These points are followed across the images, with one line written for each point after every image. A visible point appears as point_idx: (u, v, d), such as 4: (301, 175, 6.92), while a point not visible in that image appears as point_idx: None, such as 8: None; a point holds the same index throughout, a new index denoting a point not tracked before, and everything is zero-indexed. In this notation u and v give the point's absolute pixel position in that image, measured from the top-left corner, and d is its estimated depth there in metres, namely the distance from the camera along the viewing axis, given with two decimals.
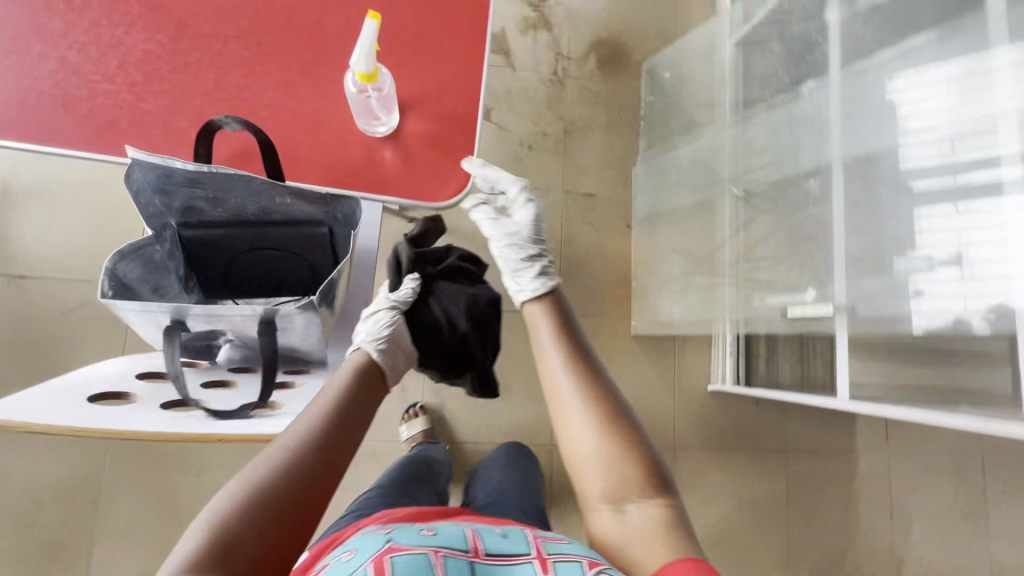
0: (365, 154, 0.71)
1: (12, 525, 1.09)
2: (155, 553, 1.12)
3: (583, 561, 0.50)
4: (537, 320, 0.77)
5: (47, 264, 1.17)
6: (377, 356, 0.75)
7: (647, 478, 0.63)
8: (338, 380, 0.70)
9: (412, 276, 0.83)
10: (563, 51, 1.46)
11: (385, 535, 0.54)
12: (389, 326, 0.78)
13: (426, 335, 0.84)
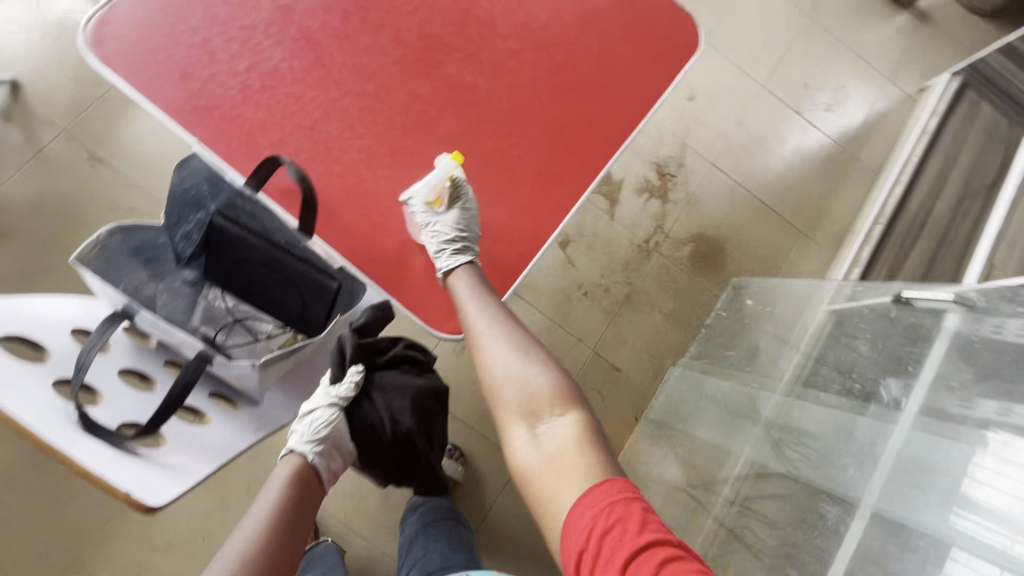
0: (396, 248, 0.71)
1: None
2: (26, 465, 1.08)
3: None
4: (466, 290, 0.73)
5: (124, 164, 1.25)
6: (319, 460, 0.78)
7: (553, 401, 0.65)
8: (288, 477, 0.74)
9: (355, 371, 0.79)
10: (665, 228, 1.46)
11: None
12: (331, 424, 0.78)
13: (365, 437, 0.81)
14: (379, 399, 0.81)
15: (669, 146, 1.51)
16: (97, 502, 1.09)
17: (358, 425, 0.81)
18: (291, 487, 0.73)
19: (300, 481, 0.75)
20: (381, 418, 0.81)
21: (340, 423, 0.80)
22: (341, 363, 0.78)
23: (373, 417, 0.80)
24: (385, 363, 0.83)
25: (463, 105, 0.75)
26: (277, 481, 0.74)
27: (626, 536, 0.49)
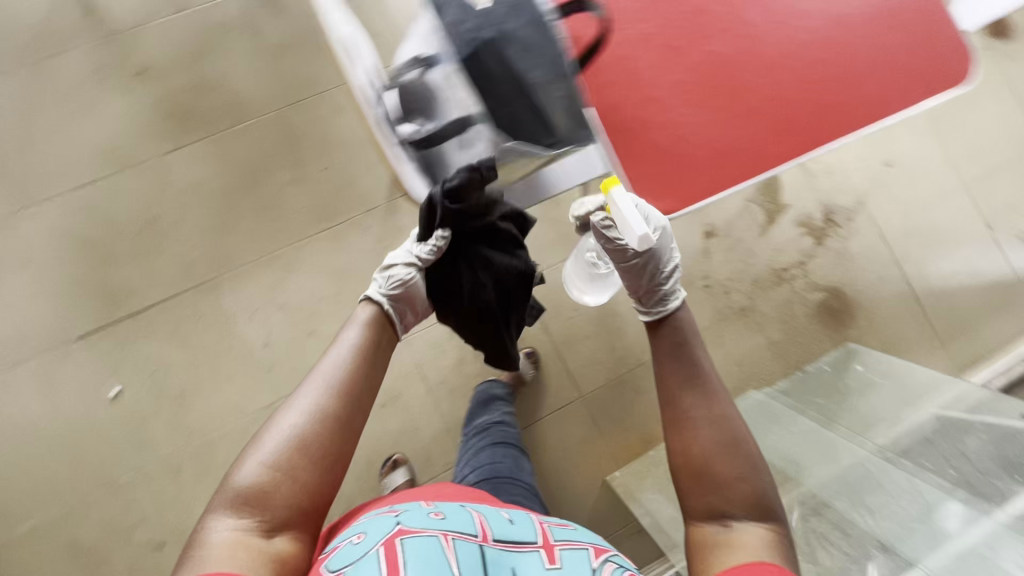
0: (637, 119, 0.78)
1: (186, 79, 1.29)
2: (214, 190, 1.27)
3: (588, 552, 0.63)
4: (687, 327, 0.73)
5: None
6: (388, 310, 0.78)
7: (743, 498, 0.60)
8: (363, 338, 0.73)
9: (442, 236, 0.80)
10: (807, 266, 1.46)
11: (394, 519, 0.63)
12: (411, 281, 0.80)
13: (449, 296, 0.84)
14: (464, 267, 0.82)
15: (846, 196, 1.50)
16: (250, 249, 1.27)
17: (439, 287, 0.83)
18: (369, 363, 0.71)
19: (377, 351, 0.73)
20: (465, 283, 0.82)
21: (416, 280, 0.81)
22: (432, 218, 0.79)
23: (465, 282, 0.82)
24: (474, 230, 0.80)
25: (740, 29, 0.80)
26: (347, 338, 0.73)
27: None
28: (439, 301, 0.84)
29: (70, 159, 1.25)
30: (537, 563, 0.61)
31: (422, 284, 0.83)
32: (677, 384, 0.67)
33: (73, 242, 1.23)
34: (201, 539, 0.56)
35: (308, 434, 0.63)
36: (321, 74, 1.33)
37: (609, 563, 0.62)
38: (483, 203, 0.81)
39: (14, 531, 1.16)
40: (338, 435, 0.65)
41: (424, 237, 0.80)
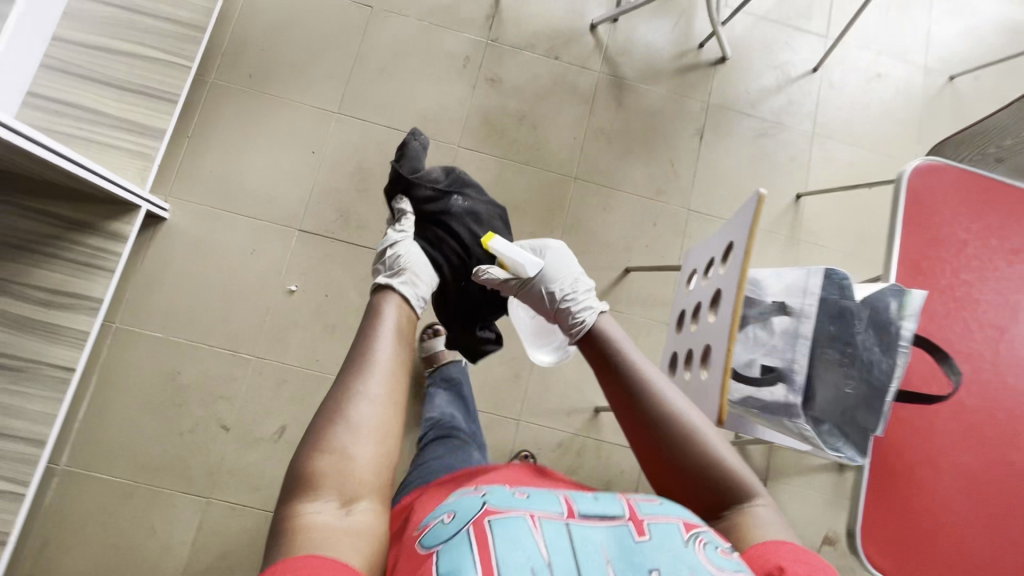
0: (904, 469, 0.76)
1: (514, 108, 1.44)
2: None
3: (677, 526, 0.59)
4: (610, 329, 0.87)
5: (704, 149, 1.49)
6: (403, 287, 0.95)
7: (736, 486, 0.70)
8: (396, 320, 0.89)
9: (406, 217, 1.13)
10: None
11: (483, 500, 0.62)
12: (405, 260, 1.00)
13: (442, 269, 1.09)
14: (431, 231, 1.11)
15: None
16: None
17: (430, 251, 1.09)
18: (396, 350, 0.83)
19: (400, 342, 0.84)
20: (452, 242, 1.10)
21: (408, 257, 1.01)
22: (398, 220, 1.14)
23: (431, 237, 1.10)
24: (454, 208, 1.12)
25: None
26: (387, 330, 0.85)
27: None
28: (439, 265, 1.08)
29: (397, 101, 1.41)
30: (625, 535, 0.57)
31: (416, 257, 1.03)
32: (637, 392, 0.76)
33: (352, 159, 1.37)
34: (297, 524, 0.62)
35: (362, 411, 0.72)
36: (613, 173, 1.44)
37: (700, 539, 0.58)
38: (448, 178, 1.17)
39: (136, 329, 1.24)
40: (381, 405, 0.74)
41: (430, 207, 1.13)
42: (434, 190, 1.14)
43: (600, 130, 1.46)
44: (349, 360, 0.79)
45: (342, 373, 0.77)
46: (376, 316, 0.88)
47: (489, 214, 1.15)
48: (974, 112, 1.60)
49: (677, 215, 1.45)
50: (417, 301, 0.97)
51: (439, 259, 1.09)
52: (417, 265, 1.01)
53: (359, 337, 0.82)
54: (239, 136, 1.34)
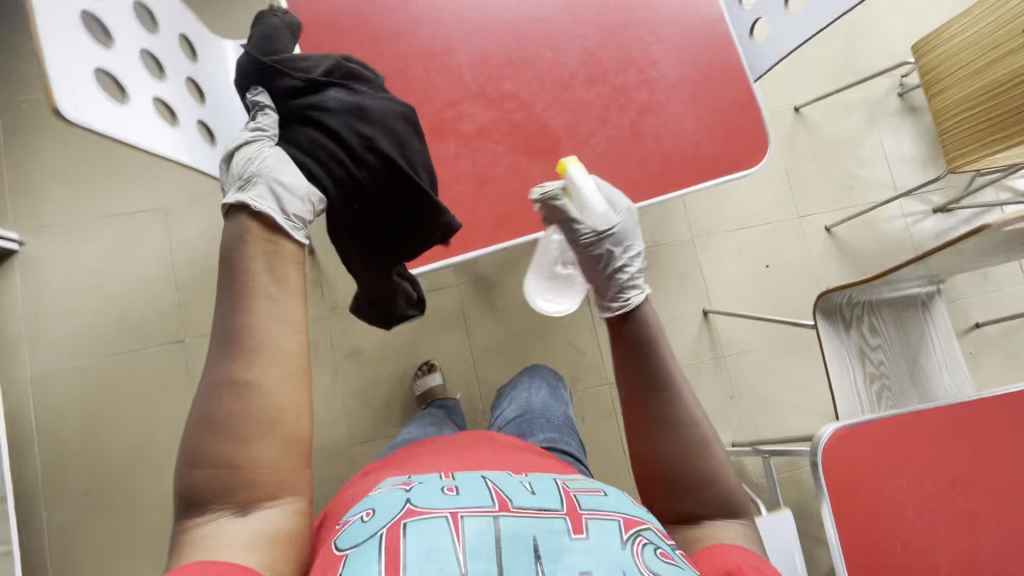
0: None
1: (389, 372, 1.30)
2: None
3: (618, 523, 0.58)
4: (653, 324, 0.66)
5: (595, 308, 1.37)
6: (258, 202, 0.57)
7: (724, 500, 0.62)
8: (258, 241, 0.57)
9: (267, 111, 0.65)
10: None
11: (405, 496, 0.61)
12: (260, 166, 0.60)
13: (320, 177, 0.62)
14: (303, 130, 0.64)
15: None
16: None
17: (301, 157, 0.63)
18: (297, 331, 0.56)
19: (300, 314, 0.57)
20: (334, 145, 0.63)
21: (270, 162, 0.60)
22: (252, 117, 0.65)
23: (303, 140, 0.64)
24: (332, 102, 0.64)
25: None
26: (254, 281, 0.55)
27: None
28: (316, 172, 0.63)
29: None
30: (559, 531, 0.56)
31: (285, 158, 0.62)
32: (656, 374, 0.63)
33: None
34: (190, 540, 0.51)
35: (260, 402, 0.52)
36: None
37: (641, 540, 0.57)
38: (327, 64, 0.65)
39: None
40: (277, 386, 0.54)
41: (300, 102, 0.64)
42: (305, 79, 0.64)
43: (486, 348, 1.33)
44: (222, 332, 0.54)
45: (224, 355, 0.53)
46: (244, 269, 0.55)
47: (382, 112, 0.66)
48: (831, 136, 1.53)
49: (600, 394, 1.35)
50: (282, 219, 0.58)
51: (319, 169, 0.63)
52: (285, 163, 0.61)
53: (234, 297, 0.54)
54: (111, 565, 1.16)
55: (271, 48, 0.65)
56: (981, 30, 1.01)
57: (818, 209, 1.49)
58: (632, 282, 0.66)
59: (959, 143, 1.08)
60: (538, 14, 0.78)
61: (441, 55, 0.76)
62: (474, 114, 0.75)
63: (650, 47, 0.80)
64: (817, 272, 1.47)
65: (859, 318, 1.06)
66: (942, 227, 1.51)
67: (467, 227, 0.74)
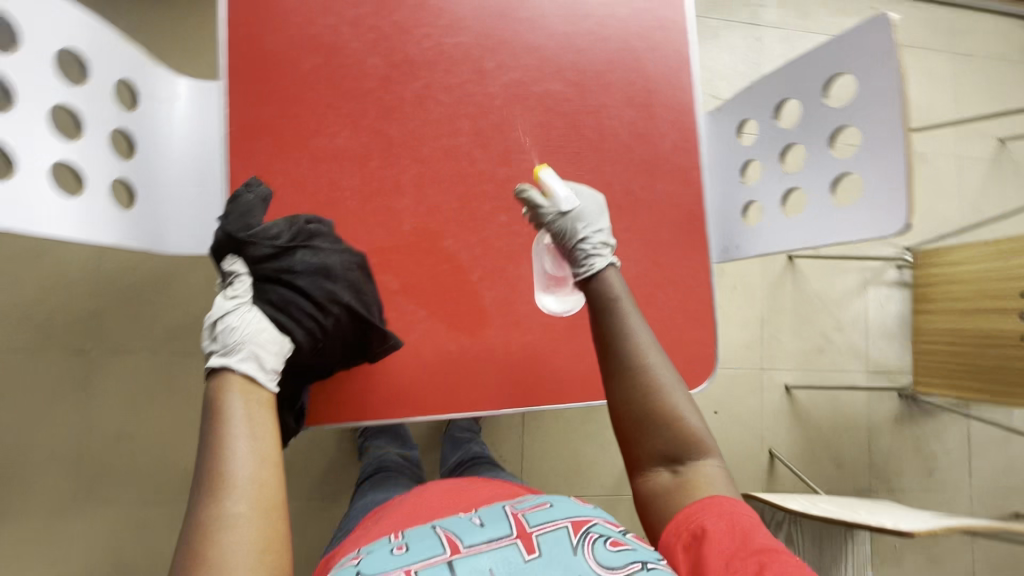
0: None
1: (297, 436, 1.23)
2: None
3: (567, 528, 0.57)
4: (617, 286, 0.60)
5: (528, 417, 1.31)
6: (243, 366, 0.53)
7: (691, 443, 0.58)
8: (249, 412, 0.51)
9: (242, 276, 0.59)
10: None
11: (356, 568, 0.55)
12: (238, 329, 0.55)
13: (292, 332, 0.57)
14: (275, 288, 0.58)
15: None
16: None
17: (276, 316, 0.58)
18: (274, 464, 0.50)
19: (276, 444, 0.51)
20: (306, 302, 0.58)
21: (254, 323, 0.55)
22: (228, 283, 0.59)
23: (276, 298, 0.58)
24: (301, 265, 0.59)
25: None
26: (235, 424, 0.50)
27: (745, 548, 0.51)
28: (288, 326, 0.57)
29: (148, 469, 1.17)
30: (514, 554, 0.54)
31: (263, 318, 0.57)
32: (613, 360, 0.59)
33: (107, 558, 1.14)
34: None
35: (235, 540, 0.45)
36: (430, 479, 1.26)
37: (591, 536, 0.56)
38: (291, 228, 0.60)
39: None
40: (260, 521, 0.47)
41: (270, 265, 0.58)
42: (273, 245, 0.59)
43: (405, 432, 1.27)
44: (199, 482, 0.48)
45: (195, 501, 0.47)
46: (224, 417, 0.50)
47: (346, 268, 0.61)
48: (817, 294, 1.46)
49: None
50: (267, 373, 0.54)
51: (290, 324, 0.58)
52: (263, 320, 0.56)
53: (207, 440, 0.49)
54: None
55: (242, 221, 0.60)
56: (986, 268, 0.92)
57: (782, 365, 1.43)
58: (596, 248, 0.59)
59: (943, 379, 1.00)
60: (505, 171, 0.71)
61: (385, 192, 0.68)
62: (402, 266, 0.68)
63: (617, 234, 0.73)
64: (764, 430, 1.41)
65: (779, 525, 1.01)
66: (902, 415, 1.46)
67: (361, 393, 0.67)
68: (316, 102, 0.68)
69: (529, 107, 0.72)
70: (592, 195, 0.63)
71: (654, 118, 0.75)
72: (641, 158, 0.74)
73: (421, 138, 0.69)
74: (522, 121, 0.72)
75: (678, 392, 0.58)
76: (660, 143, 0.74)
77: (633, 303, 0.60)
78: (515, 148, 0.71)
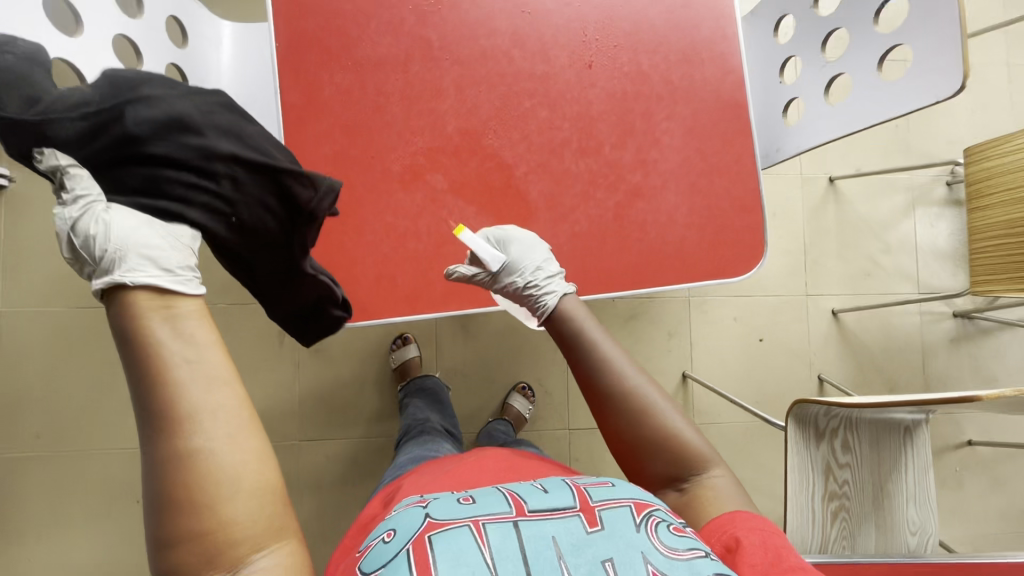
0: None
1: (349, 377, 1.28)
2: (325, 497, 1.25)
3: (631, 508, 0.52)
4: (576, 315, 0.63)
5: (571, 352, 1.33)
6: (138, 277, 0.46)
7: (691, 454, 0.59)
8: (192, 332, 0.47)
9: (75, 170, 0.48)
10: None
11: (423, 511, 0.53)
12: (110, 233, 0.47)
13: (188, 213, 0.49)
14: (132, 169, 0.48)
15: None
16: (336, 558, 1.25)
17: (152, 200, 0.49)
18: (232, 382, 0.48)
19: (226, 364, 0.48)
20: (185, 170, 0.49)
21: (123, 222, 0.48)
22: (61, 185, 0.48)
23: (139, 181, 0.48)
24: (141, 126, 0.47)
25: None
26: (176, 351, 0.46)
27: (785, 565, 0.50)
28: (181, 208, 0.49)
29: None
30: (577, 525, 0.50)
31: (134, 212, 0.48)
32: (605, 395, 0.59)
33: None
34: None
35: (213, 468, 0.45)
36: (478, 414, 1.30)
37: (654, 519, 0.51)
38: (104, 87, 0.48)
39: None
40: (236, 440, 0.46)
41: (106, 141, 0.47)
42: (92, 116, 0.47)
43: (453, 368, 1.31)
44: (149, 412, 0.45)
45: (150, 437, 0.45)
46: (147, 345, 0.45)
47: (205, 112, 0.50)
48: (862, 215, 1.42)
49: (558, 438, 1.32)
50: (170, 279, 0.48)
51: (182, 207, 0.49)
52: (128, 215, 0.48)
53: (141, 375, 0.45)
54: (50, 507, 1.19)
55: (28, 99, 0.48)
56: None
57: (828, 290, 1.41)
58: (543, 285, 0.63)
59: (1005, 275, 0.99)
60: (543, 68, 0.72)
61: (427, 95, 0.70)
62: (448, 166, 0.70)
63: (658, 124, 0.73)
64: (812, 356, 1.39)
65: (834, 431, 1.00)
66: (958, 334, 1.42)
67: (418, 289, 0.70)
68: (355, 12, 0.70)
69: (564, 4, 0.72)
70: (513, 237, 0.67)
71: (689, 6, 0.74)
72: (677, 48, 0.74)
73: (459, 40, 0.71)
74: (558, 18, 0.72)
75: (667, 407, 0.60)
76: (697, 31, 0.74)
77: (599, 328, 0.62)
78: (551, 45, 0.72)
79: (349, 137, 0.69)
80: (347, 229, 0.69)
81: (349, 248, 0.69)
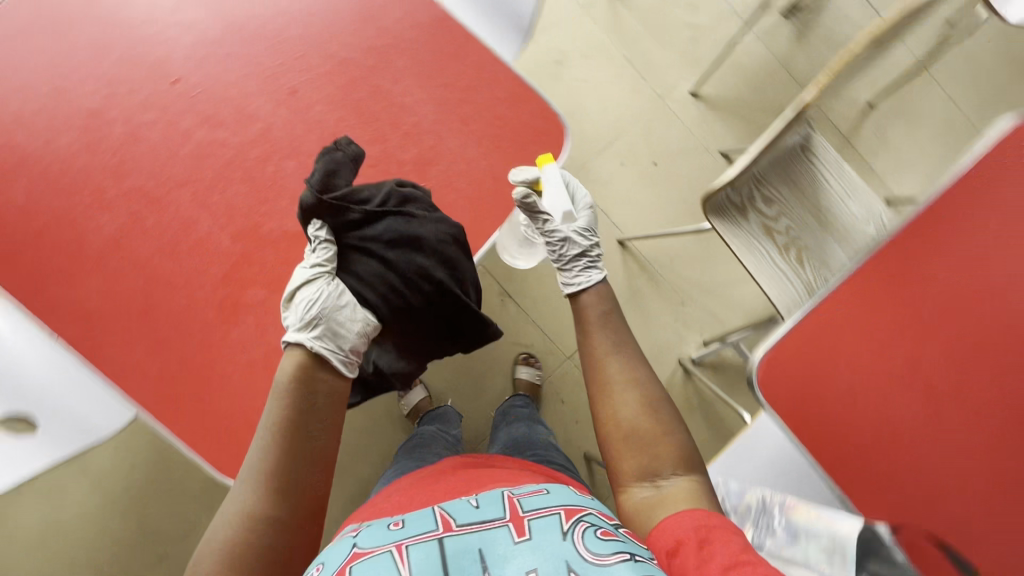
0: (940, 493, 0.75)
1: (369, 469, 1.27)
2: None
3: (559, 514, 0.51)
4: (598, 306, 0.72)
5: (521, 300, 1.34)
6: (321, 347, 0.58)
7: (677, 452, 0.61)
8: (319, 417, 0.56)
9: (328, 245, 0.64)
10: None
11: (353, 541, 0.51)
12: (322, 305, 0.60)
13: (376, 311, 0.64)
14: (367, 262, 0.64)
15: None
16: None
17: (361, 288, 0.63)
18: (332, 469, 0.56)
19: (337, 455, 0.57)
20: (392, 277, 0.63)
21: (329, 304, 0.61)
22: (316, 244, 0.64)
23: (362, 272, 0.64)
24: (388, 233, 0.63)
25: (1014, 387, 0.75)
26: (312, 434, 0.55)
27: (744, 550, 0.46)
28: (372, 306, 0.64)
29: None
30: (502, 536, 0.49)
31: (344, 294, 0.63)
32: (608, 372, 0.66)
33: None
34: None
35: (284, 539, 0.51)
36: (491, 409, 1.31)
37: (583, 524, 0.50)
38: (386, 194, 0.64)
39: None
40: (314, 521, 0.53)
41: (355, 235, 0.63)
42: (364, 211, 0.63)
43: (442, 392, 1.31)
44: (268, 472, 0.52)
45: (256, 488, 0.51)
46: (298, 410, 0.55)
47: (439, 240, 0.65)
48: None
49: (567, 372, 1.34)
50: (338, 361, 0.60)
51: (372, 303, 0.64)
52: (343, 296, 0.63)
53: (291, 428, 0.54)
54: None
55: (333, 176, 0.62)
56: None
57: (674, 80, 1.40)
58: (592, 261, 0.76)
59: None
60: (256, 127, 0.67)
61: (182, 232, 0.65)
62: (253, 276, 0.67)
63: (391, 91, 0.69)
64: (704, 142, 1.40)
65: (748, 196, 1.02)
66: (798, 30, 1.43)
67: None
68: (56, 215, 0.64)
69: (226, 59, 0.68)
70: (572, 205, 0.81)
71: None
72: (354, 15, 0.69)
73: (167, 163, 0.66)
74: (231, 75, 0.67)
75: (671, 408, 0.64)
76: None
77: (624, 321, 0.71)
78: (246, 101, 0.67)
79: (149, 321, 0.65)
80: (217, 397, 0.65)
81: (232, 411, 0.66)
